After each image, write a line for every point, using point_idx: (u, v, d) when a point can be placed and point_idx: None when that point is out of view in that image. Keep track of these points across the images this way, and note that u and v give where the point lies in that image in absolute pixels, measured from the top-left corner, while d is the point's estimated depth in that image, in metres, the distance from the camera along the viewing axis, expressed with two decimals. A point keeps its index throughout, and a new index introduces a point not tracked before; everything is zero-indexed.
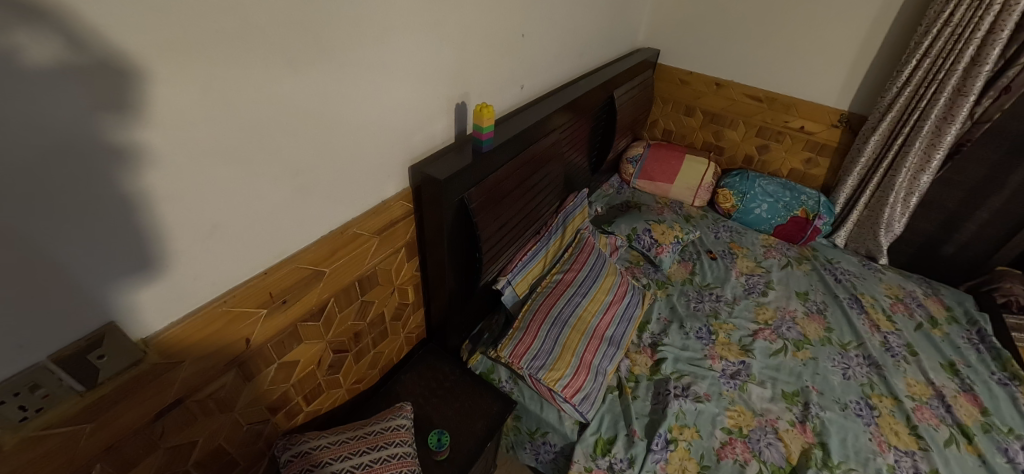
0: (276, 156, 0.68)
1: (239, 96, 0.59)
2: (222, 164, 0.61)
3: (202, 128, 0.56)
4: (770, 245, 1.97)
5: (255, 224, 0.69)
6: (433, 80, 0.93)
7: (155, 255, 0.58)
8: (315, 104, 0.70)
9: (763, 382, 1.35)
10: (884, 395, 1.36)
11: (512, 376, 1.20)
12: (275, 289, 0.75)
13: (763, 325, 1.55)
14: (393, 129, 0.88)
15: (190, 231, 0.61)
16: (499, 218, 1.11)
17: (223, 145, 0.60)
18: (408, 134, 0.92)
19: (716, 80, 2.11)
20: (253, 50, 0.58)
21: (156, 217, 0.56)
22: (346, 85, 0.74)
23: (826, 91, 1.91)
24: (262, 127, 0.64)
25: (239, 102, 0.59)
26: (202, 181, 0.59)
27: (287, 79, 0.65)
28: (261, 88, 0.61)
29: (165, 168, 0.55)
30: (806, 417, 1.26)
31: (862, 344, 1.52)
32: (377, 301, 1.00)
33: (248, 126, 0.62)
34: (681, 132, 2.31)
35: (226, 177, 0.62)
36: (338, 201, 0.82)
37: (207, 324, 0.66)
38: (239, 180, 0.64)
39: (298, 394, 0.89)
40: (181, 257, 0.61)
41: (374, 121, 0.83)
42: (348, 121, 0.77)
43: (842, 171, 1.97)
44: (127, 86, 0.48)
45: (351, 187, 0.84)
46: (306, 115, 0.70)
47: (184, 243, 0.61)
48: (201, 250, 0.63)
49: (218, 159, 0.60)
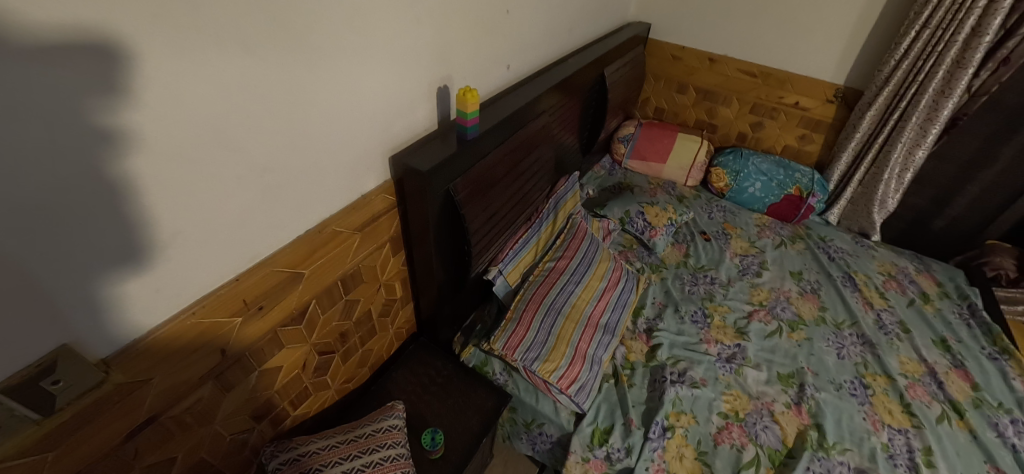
0: (241, 153, 0.61)
1: (192, 90, 0.52)
2: (180, 166, 0.54)
3: (152, 126, 0.50)
4: (764, 224, 1.95)
5: (222, 227, 0.63)
6: (412, 63, 0.86)
7: (109, 270, 0.53)
8: (280, 95, 0.63)
9: (758, 364, 1.34)
10: (877, 374, 1.38)
11: (506, 368, 1.17)
12: (250, 295, 0.70)
13: (758, 306, 1.54)
14: (370, 118, 0.81)
15: (146, 238, 0.55)
16: (489, 208, 1.06)
17: (178, 144, 0.53)
18: (387, 122, 0.86)
19: (710, 55, 2.04)
20: (206, 36, 0.51)
21: (106, 228, 0.50)
22: (315, 72, 0.67)
23: (821, 66, 1.86)
24: (222, 123, 0.57)
25: (193, 96, 0.52)
26: (156, 186, 0.53)
27: (249, 68, 0.58)
28: (218, 79, 0.54)
29: (111, 174, 0.49)
30: (802, 399, 1.26)
31: (856, 323, 1.53)
32: (363, 299, 0.95)
33: (206, 122, 0.55)
34: (673, 110, 2.25)
35: (184, 180, 0.56)
36: (314, 198, 0.77)
37: (175, 338, 0.61)
38: (201, 182, 0.58)
39: (282, 400, 0.85)
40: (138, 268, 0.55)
41: (349, 111, 0.76)
42: (319, 111, 0.71)
43: (836, 147, 1.93)
44: (60, 88, 0.42)
45: (327, 182, 0.78)
46: (272, 106, 0.63)
47: (141, 252, 0.55)
48: (161, 260, 0.57)
49: (174, 161, 0.54)
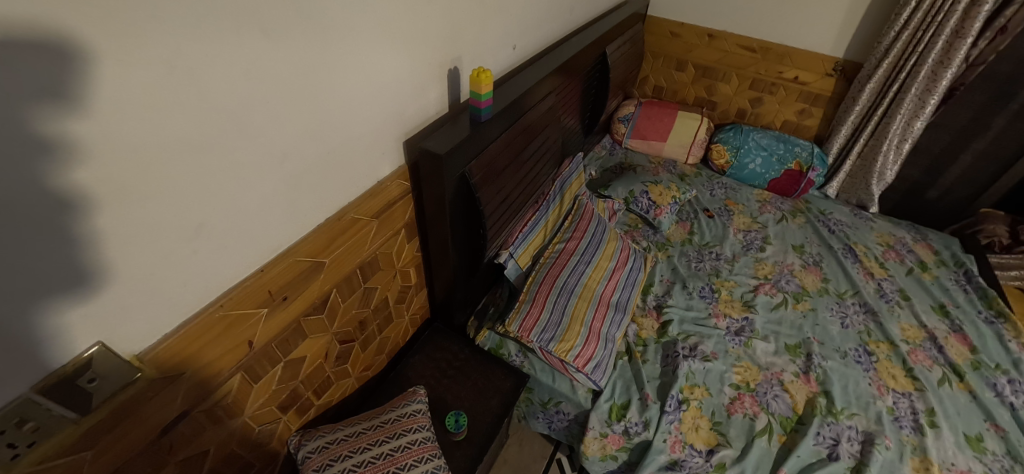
0: (257, 140, 0.60)
1: (205, 74, 0.50)
2: (198, 154, 0.53)
3: (170, 114, 0.48)
4: (765, 199, 1.96)
5: (242, 217, 0.62)
6: (422, 44, 0.84)
7: (141, 265, 0.51)
8: (293, 79, 0.61)
9: (766, 336, 1.37)
10: (881, 341, 1.42)
11: (521, 349, 1.18)
12: (274, 286, 0.68)
13: (763, 280, 1.56)
14: (382, 101, 0.79)
15: (170, 232, 0.53)
16: (501, 191, 1.05)
17: (196, 132, 0.52)
18: (398, 106, 0.83)
19: (709, 31, 2.02)
20: (219, 16, 0.49)
21: (135, 222, 0.49)
22: (327, 53, 0.65)
23: (820, 39, 1.86)
24: (237, 108, 0.55)
25: (207, 81, 0.50)
26: (177, 176, 0.51)
27: (262, 50, 0.55)
28: (231, 61, 0.52)
29: (135, 165, 0.47)
30: (810, 368, 1.30)
31: (857, 292, 1.57)
32: (380, 286, 0.94)
33: (221, 108, 0.53)
34: (672, 88, 2.23)
35: (202, 169, 0.54)
36: (330, 186, 0.75)
37: (204, 332, 0.60)
38: (219, 171, 0.56)
39: (307, 390, 0.85)
40: (164, 263, 0.54)
41: (361, 95, 0.74)
42: (332, 94, 0.69)
43: (835, 120, 1.94)
44: (77, 75, 0.40)
45: (342, 169, 0.76)
46: (285, 90, 0.61)
47: (167, 246, 0.53)
48: (185, 254, 0.56)
49: (192, 150, 0.52)
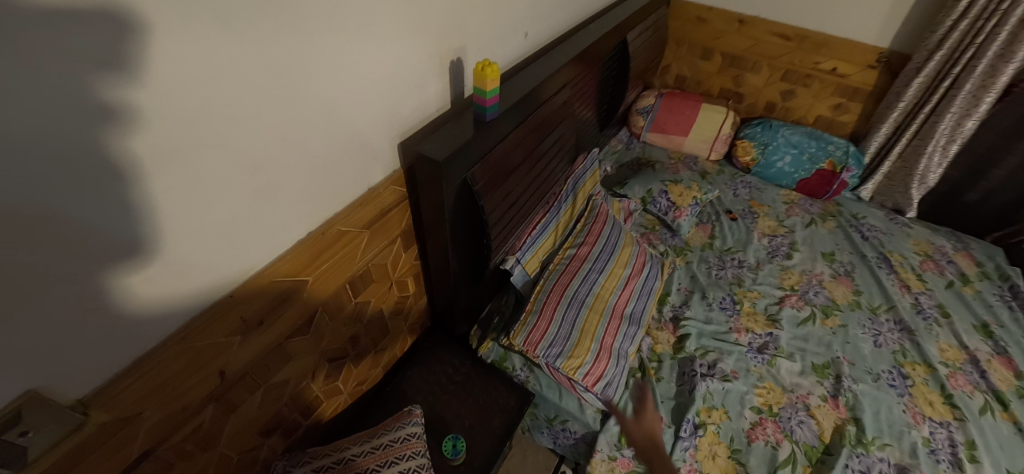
0: (225, 148, 0.51)
1: (149, 72, 0.41)
2: (147, 166, 0.44)
3: (104, 125, 0.40)
4: (792, 201, 1.83)
5: (209, 236, 0.53)
6: (422, 33, 0.73)
7: (80, 301, 0.44)
8: (268, 77, 0.52)
9: (792, 355, 1.27)
10: (917, 362, 1.31)
11: (526, 364, 1.10)
12: (248, 310, 0.61)
13: (790, 291, 1.45)
14: (374, 98, 0.70)
15: (115, 257, 0.45)
16: (508, 196, 0.95)
17: (143, 141, 0.43)
18: (393, 104, 0.74)
19: (739, 16, 1.87)
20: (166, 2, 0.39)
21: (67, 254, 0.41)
22: (307, 47, 0.55)
23: (863, 27, 1.69)
24: (197, 112, 0.46)
25: (153, 80, 0.41)
26: (119, 193, 0.43)
27: (226, 43, 0.46)
28: (184, 57, 0.43)
29: (62, 187, 0.39)
30: (839, 391, 1.20)
31: (892, 307, 1.45)
32: (374, 299, 0.86)
33: (176, 112, 0.44)
34: (696, 78, 2.08)
35: (154, 183, 0.45)
36: (315, 196, 0.66)
37: (165, 366, 0.53)
38: (177, 184, 0.47)
39: (292, 411, 0.79)
40: (109, 293, 0.46)
41: (349, 92, 0.64)
42: (315, 92, 0.59)
43: (875, 117, 1.79)
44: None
45: (328, 176, 0.67)
46: (258, 90, 0.52)
47: (112, 273, 0.45)
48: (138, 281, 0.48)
49: (139, 162, 0.43)
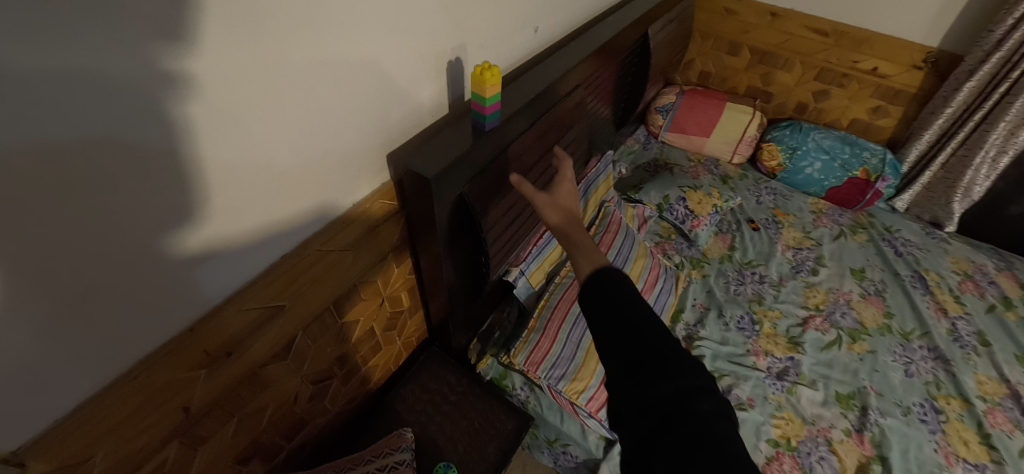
0: (178, 171, 0.44)
1: (71, 92, 0.34)
2: (78, 196, 0.37)
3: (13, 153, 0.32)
4: (820, 210, 1.71)
5: (162, 267, 0.47)
6: (415, 31, 0.65)
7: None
8: (237, 59, 0.44)
9: (814, 382, 1.18)
10: (952, 396, 1.21)
11: (527, 383, 1.03)
12: (213, 343, 0.55)
13: (814, 312, 1.35)
14: (365, 83, 0.61)
15: (42, 303, 0.39)
16: (510, 209, 0.88)
17: (70, 170, 0.36)
18: (385, 94, 0.66)
19: (772, 8, 1.72)
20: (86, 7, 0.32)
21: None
22: (281, 52, 0.48)
23: (911, 24, 1.54)
24: (137, 133, 0.39)
25: (75, 101, 0.34)
26: (42, 230, 0.36)
27: (172, 52, 0.39)
28: (116, 72, 0.36)
29: None
30: (864, 426, 1.11)
31: (927, 333, 1.34)
32: (363, 317, 0.80)
33: (111, 134, 0.37)
34: (721, 74, 1.95)
35: (87, 215, 0.39)
36: (294, 198, 0.59)
37: (114, 409, 0.47)
38: (117, 215, 0.41)
39: (271, 437, 0.73)
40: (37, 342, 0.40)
41: (334, 76, 0.56)
42: (296, 78, 0.51)
43: (918, 123, 1.65)
44: None
45: (308, 180, 0.60)
46: (224, 79, 0.44)
47: (39, 321, 0.39)
48: (74, 324, 0.42)
49: (67, 194, 0.37)
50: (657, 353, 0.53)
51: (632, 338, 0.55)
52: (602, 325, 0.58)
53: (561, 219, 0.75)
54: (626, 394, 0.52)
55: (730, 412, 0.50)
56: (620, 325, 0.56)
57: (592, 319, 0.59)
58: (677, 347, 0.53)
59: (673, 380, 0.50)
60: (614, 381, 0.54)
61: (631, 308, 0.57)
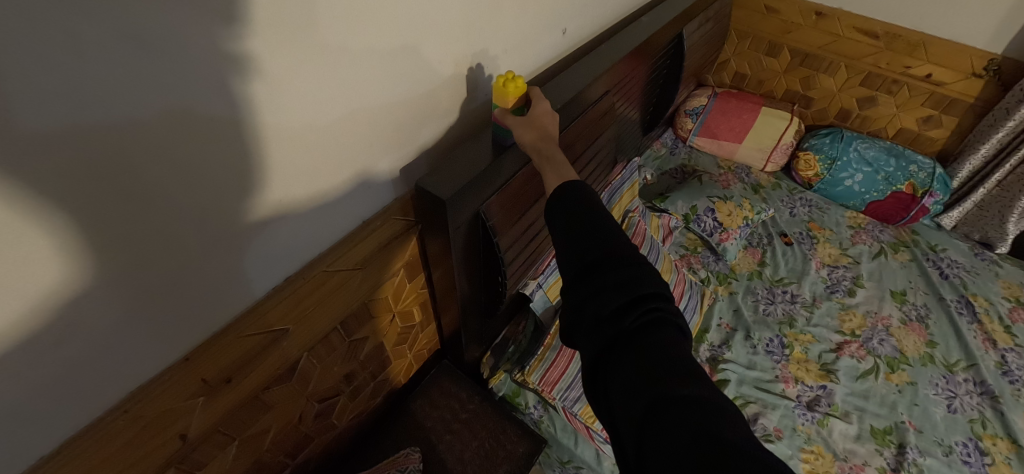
0: (167, 199, 0.40)
1: (42, 123, 0.30)
2: (53, 231, 0.34)
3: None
4: (859, 225, 1.61)
5: (153, 297, 0.44)
6: (434, 33, 0.60)
7: None
8: (260, 30, 0.40)
9: (848, 414, 1.11)
10: (1000, 436, 1.12)
11: (541, 401, 0.99)
12: (213, 370, 0.52)
13: (850, 338, 1.27)
14: (390, 65, 0.56)
15: (11, 341, 0.35)
16: (530, 224, 0.83)
17: (43, 205, 0.32)
18: (409, 84, 0.61)
19: (817, 7, 1.60)
20: (58, 19, 0.28)
21: None
22: (299, 53, 0.44)
23: (972, 28, 1.42)
24: (127, 161, 0.36)
25: (49, 134, 0.30)
26: (7, 271, 0.33)
27: (164, 70, 0.35)
28: (92, 94, 0.31)
29: None
30: (902, 465, 1.03)
31: (973, 365, 1.24)
32: (373, 334, 0.77)
33: (93, 166, 0.34)
34: (757, 76, 1.84)
35: (63, 252, 0.35)
36: (316, 189, 0.56)
37: (107, 441, 0.45)
38: (101, 247, 0.38)
39: (275, 455, 0.71)
40: (14, 380, 0.37)
41: (358, 64, 0.52)
42: (317, 68, 0.47)
43: (973, 136, 1.53)
44: None
45: (326, 177, 0.56)
46: (242, 60, 0.40)
47: (23, 358, 0.37)
48: (57, 360, 0.39)
49: (39, 231, 0.33)
50: (599, 259, 0.51)
51: (586, 248, 0.52)
52: (564, 238, 0.56)
53: (536, 138, 0.67)
54: (577, 302, 0.50)
55: (682, 320, 0.48)
56: (576, 240, 0.54)
57: (554, 228, 0.58)
58: (629, 257, 0.50)
59: (620, 290, 0.47)
60: (567, 286, 0.53)
61: (591, 223, 0.54)
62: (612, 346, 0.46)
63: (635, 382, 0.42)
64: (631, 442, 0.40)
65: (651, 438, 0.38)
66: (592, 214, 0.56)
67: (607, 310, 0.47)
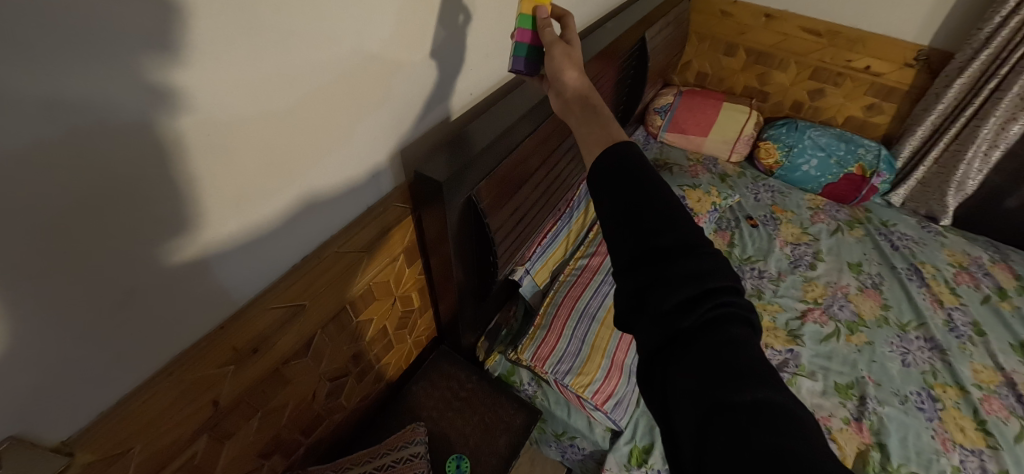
0: (206, 184, 0.46)
1: (133, 114, 0.37)
2: (127, 207, 0.40)
3: (90, 164, 0.36)
4: (817, 207, 1.75)
5: (197, 271, 0.50)
6: (428, 37, 0.67)
7: (65, 347, 0.41)
8: (213, 7, 0.38)
9: (814, 373, 1.22)
10: (949, 384, 1.24)
11: (534, 378, 1.07)
12: (242, 340, 0.59)
13: (813, 305, 1.39)
14: (349, 83, 0.58)
15: (93, 301, 0.42)
16: (517, 209, 0.92)
17: (109, 185, 0.38)
18: (372, 96, 0.63)
19: (766, 10, 1.76)
20: (153, 31, 0.35)
21: (54, 298, 0.38)
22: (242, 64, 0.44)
23: (904, 24, 1.58)
24: (189, 149, 0.43)
25: (138, 123, 0.38)
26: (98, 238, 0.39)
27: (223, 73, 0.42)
28: (175, 92, 0.39)
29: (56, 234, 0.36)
30: (863, 414, 1.15)
31: (923, 323, 1.37)
32: (376, 316, 0.84)
33: (151, 153, 0.40)
34: (718, 75, 1.99)
35: (139, 227, 0.42)
36: (271, 189, 0.55)
37: (156, 400, 0.51)
38: (153, 224, 0.43)
39: (291, 432, 0.77)
40: (77, 342, 0.42)
41: (309, 77, 0.52)
42: (261, 76, 0.46)
43: (912, 119, 1.69)
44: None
45: (262, 191, 0.53)
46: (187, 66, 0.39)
47: (96, 318, 0.43)
48: (111, 327, 0.44)
49: (123, 207, 0.40)
50: (664, 244, 0.46)
51: (648, 232, 0.48)
52: (609, 219, 0.52)
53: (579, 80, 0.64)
54: (635, 291, 0.47)
55: (754, 315, 0.45)
56: (632, 221, 0.49)
57: (599, 202, 0.54)
58: (697, 242, 0.46)
59: (687, 282, 0.44)
60: (620, 271, 0.50)
61: (648, 199, 0.49)
62: (672, 342, 0.44)
63: (701, 385, 0.39)
64: (691, 447, 0.38)
65: (712, 448, 0.36)
66: (649, 188, 0.50)
67: (667, 304, 0.44)
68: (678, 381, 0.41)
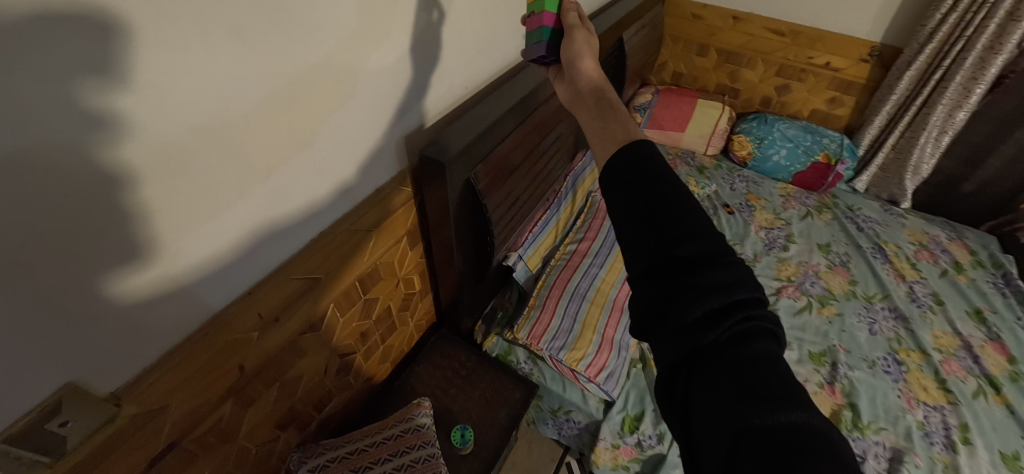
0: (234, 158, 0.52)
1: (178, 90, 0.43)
2: (173, 174, 0.46)
3: (147, 132, 0.42)
4: (788, 194, 1.86)
5: (225, 238, 0.56)
6: (422, 34, 0.75)
7: (117, 299, 0.47)
8: (217, 9, 0.43)
9: (790, 344, 1.32)
10: (912, 349, 1.34)
11: (531, 356, 1.13)
12: (264, 308, 0.64)
13: (786, 282, 1.49)
14: (339, 82, 0.63)
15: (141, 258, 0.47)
16: (510, 194, 0.99)
17: (161, 154, 0.44)
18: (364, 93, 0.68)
19: (733, 13, 1.89)
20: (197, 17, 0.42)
21: (110, 252, 0.44)
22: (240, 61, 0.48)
23: (858, 22, 1.72)
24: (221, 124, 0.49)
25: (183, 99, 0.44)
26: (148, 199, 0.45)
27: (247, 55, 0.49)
28: (211, 71, 0.45)
29: (114, 192, 0.42)
30: (835, 378, 1.24)
31: (888, 296, 1.48)
32: (382, 296, 0.89)
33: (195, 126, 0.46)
34: (692, 74, 2.10)
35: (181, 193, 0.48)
36: (267, 182, 0.59)
37: (193, 358, 0.56)
38: (194, 192, 0.49)
39: (305, 406, 0.82)
40: (128, 295, 0.48)
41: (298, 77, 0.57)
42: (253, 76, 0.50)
43: (869, 110, 1.82)
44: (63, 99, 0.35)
45: (256, 184, 0.57)
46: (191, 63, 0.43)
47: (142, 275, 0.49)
48: (156, 285, 0.50)
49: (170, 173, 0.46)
50: (688, 253, 0.46)
51: (673, 241, 0.47)
52: (629, 227, 0.51)
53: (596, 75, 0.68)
54: (655, 301, 0.48)
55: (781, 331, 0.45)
56: (653, 228, 0.49)
57: (615, 206, 0.53)
58: (721, 253, 0.46)
59: (715, 295, 0.44)
60: (639, 279, 0.50)
61: (666, 205, 0.49)
62: (694, 357, 0.45)
63: (728, 403, 0.40)
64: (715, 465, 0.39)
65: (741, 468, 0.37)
66: (667, 193, 0.50)
67: (692, 318, 0.44)
68: (704, 395, 0.42)
